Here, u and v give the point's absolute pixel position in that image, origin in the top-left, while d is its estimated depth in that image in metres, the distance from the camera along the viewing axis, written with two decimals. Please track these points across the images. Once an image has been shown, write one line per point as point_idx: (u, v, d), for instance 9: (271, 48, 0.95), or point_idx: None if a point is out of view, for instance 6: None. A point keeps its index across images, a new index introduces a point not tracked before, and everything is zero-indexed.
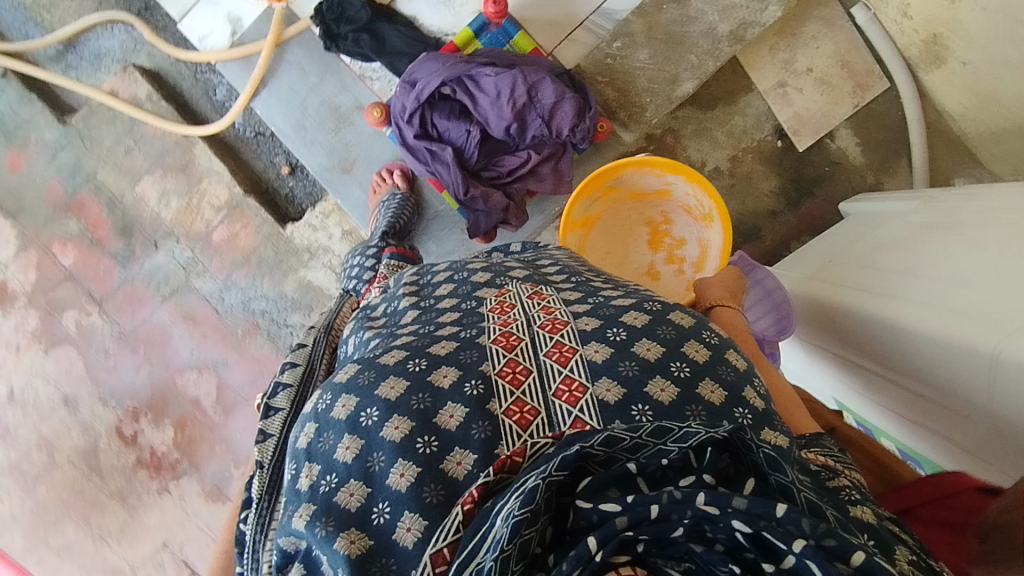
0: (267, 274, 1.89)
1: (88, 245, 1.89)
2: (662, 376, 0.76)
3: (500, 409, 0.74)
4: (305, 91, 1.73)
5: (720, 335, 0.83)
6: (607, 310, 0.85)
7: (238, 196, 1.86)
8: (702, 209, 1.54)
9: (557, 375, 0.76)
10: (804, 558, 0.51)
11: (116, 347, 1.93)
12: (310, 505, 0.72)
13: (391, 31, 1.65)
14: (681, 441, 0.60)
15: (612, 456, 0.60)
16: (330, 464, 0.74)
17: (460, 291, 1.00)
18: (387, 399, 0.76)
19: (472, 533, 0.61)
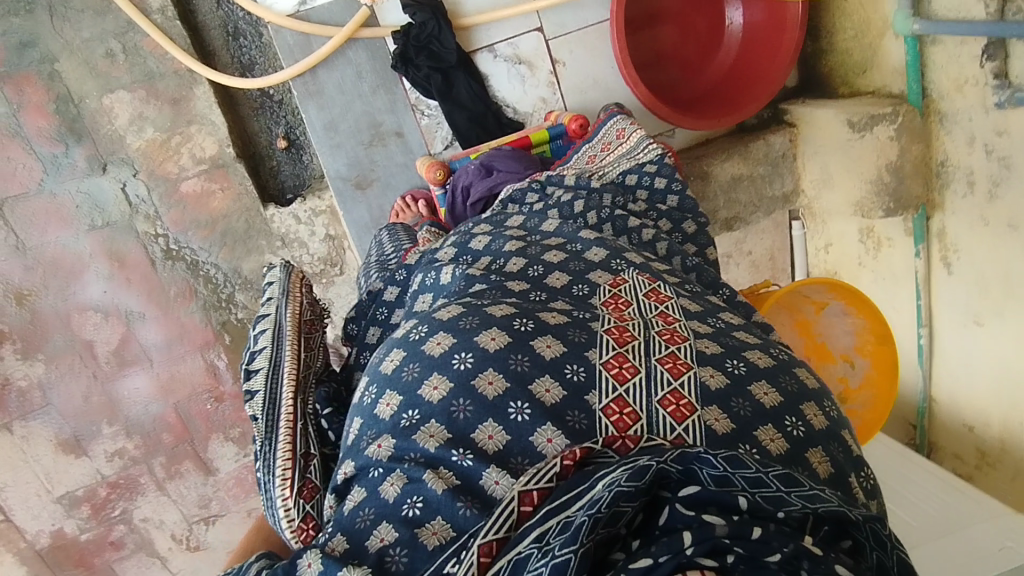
0: (228, 246, 1.75)
1: (11, 135, 1.56)
2: (774, 425, 0.71)
3: (597, 404, 0.72)
4: (353, 95, 1.63)
5: (837, 409, 0.79)
6: (728, 340, 0.81)
7: (228, 156, 1.69)
8: (829, 392, 1.41)
9: (665, 386, 0.72)
10: None
11: (5, 259, 1.63)
12: (391, 441, 0.71)
13: (464, 83, 1.66)
14: (803, 501, 0.59)
15: (729, 478, 0.59)
16: (420, 396, 0.74)
17: (572, 267, 0.97)
18: (485, 350, 0.76)
19: (565, 491, 0.61)
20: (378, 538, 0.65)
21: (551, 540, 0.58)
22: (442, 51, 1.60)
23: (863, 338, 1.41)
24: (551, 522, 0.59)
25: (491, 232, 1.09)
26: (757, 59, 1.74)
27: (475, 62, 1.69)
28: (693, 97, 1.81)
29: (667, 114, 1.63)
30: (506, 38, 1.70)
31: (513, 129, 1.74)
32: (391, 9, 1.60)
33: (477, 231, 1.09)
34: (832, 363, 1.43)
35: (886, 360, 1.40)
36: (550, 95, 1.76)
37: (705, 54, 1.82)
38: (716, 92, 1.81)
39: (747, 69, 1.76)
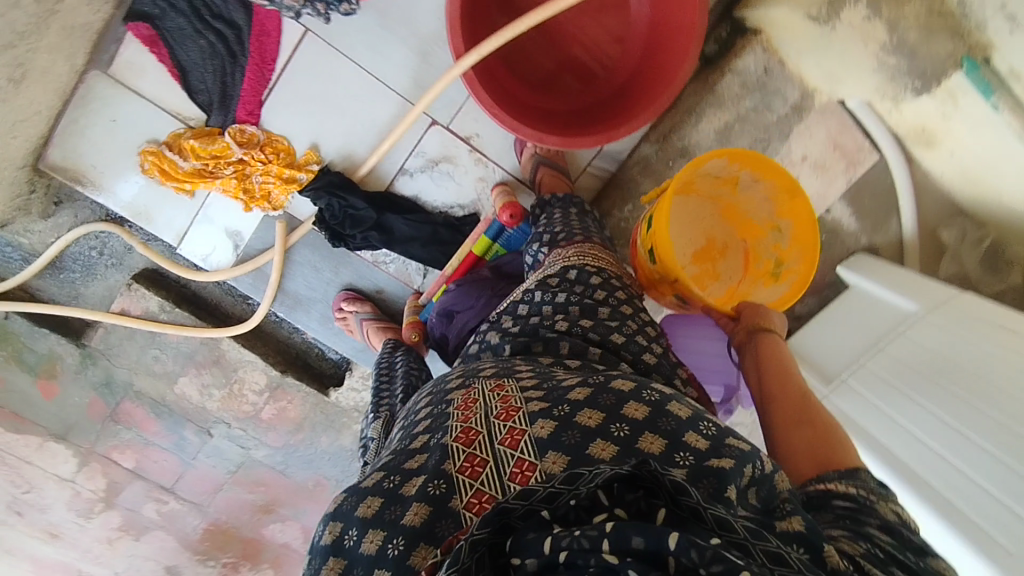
0: (323, 434, 2.03)
1: (145, 445, 1.96)
2: (603, 438, 0.78)
3: (461, 504, 0.73)
4: (323, 286, 1.74)
5: (659, 390, 0.85)
6: (554, 389, 0.85)
7: (277, 377, 1.93)
8: (767, 266, 1.55)
9: (510, 459, 0.76)
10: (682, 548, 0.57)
11: (200, 520, 2.09)
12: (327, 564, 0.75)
13: (399, 220, 1.64)
14: (589, 483, 0.65)
15: (532, 509, 0.65)
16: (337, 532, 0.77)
17: (436, 396, 0.95)
18: (364, 517, 0.75)
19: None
20: None
21: None
22: (361, 211, 1.60)
23: (777, 205, 1.49)
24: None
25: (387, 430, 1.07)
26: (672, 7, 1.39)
27: (397, 190, 1.66)
28: (625, 81, 1.54)
29: (580, 143, 1.43)
30: (410, 152, 1.62)
31: (471, 224, 1.71)
32: (301, 202, 1.64)
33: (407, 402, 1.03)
34: (761, 236, 1.54)
35: (802, 215, 1.45)
36: (485, 172, 1.66)
37: (618, 27, 1.52)
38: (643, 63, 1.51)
39: (666, 25, 1.42)
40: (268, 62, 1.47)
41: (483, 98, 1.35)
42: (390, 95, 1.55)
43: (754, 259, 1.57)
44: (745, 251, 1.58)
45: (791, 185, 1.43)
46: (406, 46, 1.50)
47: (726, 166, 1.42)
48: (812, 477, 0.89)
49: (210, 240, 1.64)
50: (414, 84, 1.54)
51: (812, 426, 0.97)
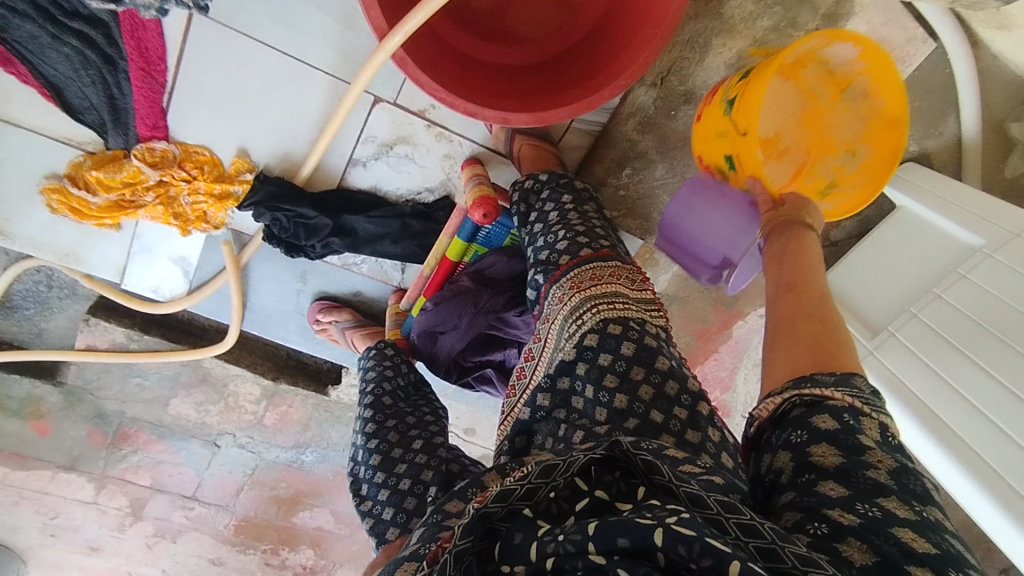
0: (332, 429, 1.94)
1: (156, 463, 1.92)
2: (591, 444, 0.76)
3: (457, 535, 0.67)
4: (293, 296, 1.55)
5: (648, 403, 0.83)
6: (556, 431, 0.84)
7: (270, 386, 1.80)
8: (818, 183, 1.22)
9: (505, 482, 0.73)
10: (662, 549, 0.56)
11: (230, 518, 2.10)
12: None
13: (361, 221, 1.40)
14: (565, 473, 0.72)
15: (512, 509, 0.69)
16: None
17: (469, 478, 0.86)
18: None
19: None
20: None
21: None
22: (312, 219, 1.36)
23: (869, 127, 1.17)
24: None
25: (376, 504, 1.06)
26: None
27: (350, 184, 1.40)
28: (603, 12, 1.20)
29: (556, 114, 1.11)
30: (357, 140, 1.33)
31: (444, 208, 1.46)
32: (245, 216, 1.41)
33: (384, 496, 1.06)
34: (831, 154, 1.22)
35: (893, 146, 1.15)
36: (450, 148, 1.38)
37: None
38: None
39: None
40: (154, 62, 1.16)
41: (422, 79, 1.04)
42: (317, 76, 1.24)
43: (805, 172, 1.23)
44: (801, 163, 1.23)
45: (903, 115, 1.12)
46: (322, 12, 1.17)
47: (852, 56, 1.11)
48: (802, 375, 0.82)
49: (157, 270, 1.45)
50: (342, 58, 1.23)
51: (822, 325, 0.89)
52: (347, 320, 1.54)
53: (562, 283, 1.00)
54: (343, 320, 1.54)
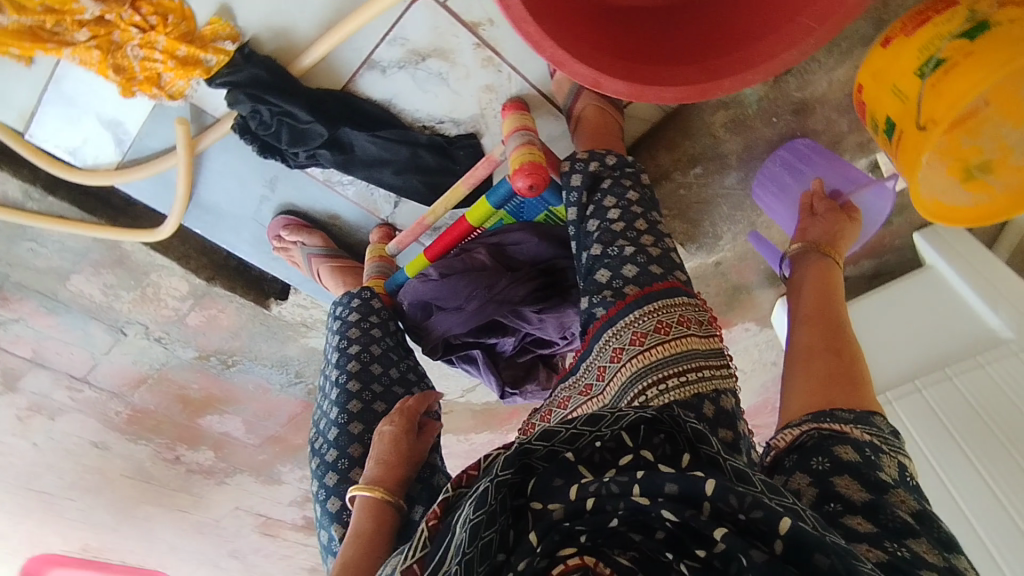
0: (264, 343, 1.70)
1: (42, 337, 1.62)
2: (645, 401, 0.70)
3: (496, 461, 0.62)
4: (254, 201, 1.26)
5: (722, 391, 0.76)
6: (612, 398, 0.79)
7: (200, 286, 1.51)
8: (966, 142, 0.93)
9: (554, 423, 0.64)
10: (720, 530, 0.50)
11: (125, 407, 1.85)
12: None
13: (364, 139, 1.12)
14: (612, 425, 0.61)
15: (554, 450, 0.60)
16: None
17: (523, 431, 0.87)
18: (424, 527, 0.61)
19: (441, 540, 0.57)
20: None
21: None
22: (302, 121, 1.06)
23: None
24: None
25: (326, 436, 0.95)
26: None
27: (360, 89, 1.09)
28: None
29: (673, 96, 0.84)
30: (384, 39, 1.03)
31: (463, 147, 1.19)
32: (211, 94, 1.08)
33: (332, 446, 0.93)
34: None
35: None
36: (494, 80, 1.10)
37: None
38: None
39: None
40: None
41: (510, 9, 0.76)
42: None
43: None
44: None
45: None
46: None
47: None
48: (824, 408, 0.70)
49: (79, 130, 1.10)
50: None
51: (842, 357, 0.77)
52: (317, 246, 1.28)
53: (618, 325, 0.83)
54: (313, 247, 1.27)
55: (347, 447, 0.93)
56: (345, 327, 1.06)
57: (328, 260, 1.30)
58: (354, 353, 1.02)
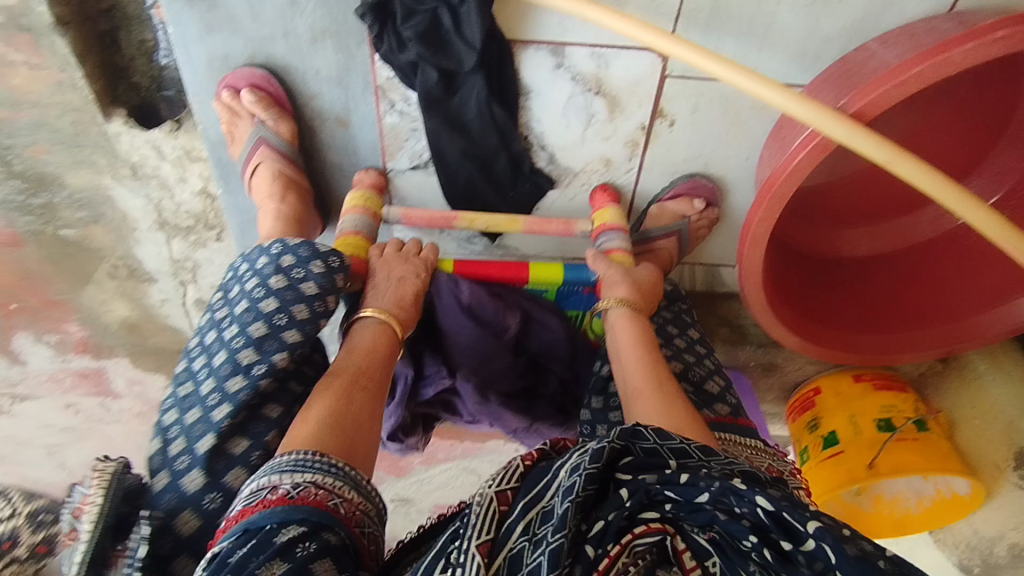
0: (41, 144, 1.07)
1: None
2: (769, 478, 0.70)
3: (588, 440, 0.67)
4: (271, 30, 0.84)
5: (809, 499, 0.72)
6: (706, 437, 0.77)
7: (38, 17, 0.92)
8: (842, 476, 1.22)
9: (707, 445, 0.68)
10: (819, 537, 0.53)
11: None
12: (246, 512, 0.61)
13: (479, 100, 0.87)
14: (723, 465, 0.62)
15: (658, 450, 0.62)
16: (277, 479, 0.63)
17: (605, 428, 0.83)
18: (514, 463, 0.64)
19: (536, 483, 0.61)
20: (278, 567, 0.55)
21: (536, 530, 0.57)
22: (462, 31, 0.78)
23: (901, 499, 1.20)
24: (530, 515, 0.59)
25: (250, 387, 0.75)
26: (973, 279, 0.98)
27: (518, 55, 0.86)
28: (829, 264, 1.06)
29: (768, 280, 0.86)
30: (594, 44, 0.85)
31: (530, 182, 1.01)
32: None
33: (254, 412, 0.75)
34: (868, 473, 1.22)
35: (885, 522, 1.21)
36: (619, 160, 0.98)
37: (900, 205, 1.01)
38: (874, 268, 1.06)
39: (942, 278, 1.01)
40: None
41: (770, 194, 0.77)
42: None
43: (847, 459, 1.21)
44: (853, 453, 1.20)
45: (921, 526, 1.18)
46: None
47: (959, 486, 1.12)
48: None
49: None
50: None
51: None
52: (277, 135, 0.90)
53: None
54: (271, 133, 0.90)
55: (221, 481, 0.72)
56: (293, 298, 0.78)
57: (276, 159, 0.92)
58: (287, 342, 0.77)
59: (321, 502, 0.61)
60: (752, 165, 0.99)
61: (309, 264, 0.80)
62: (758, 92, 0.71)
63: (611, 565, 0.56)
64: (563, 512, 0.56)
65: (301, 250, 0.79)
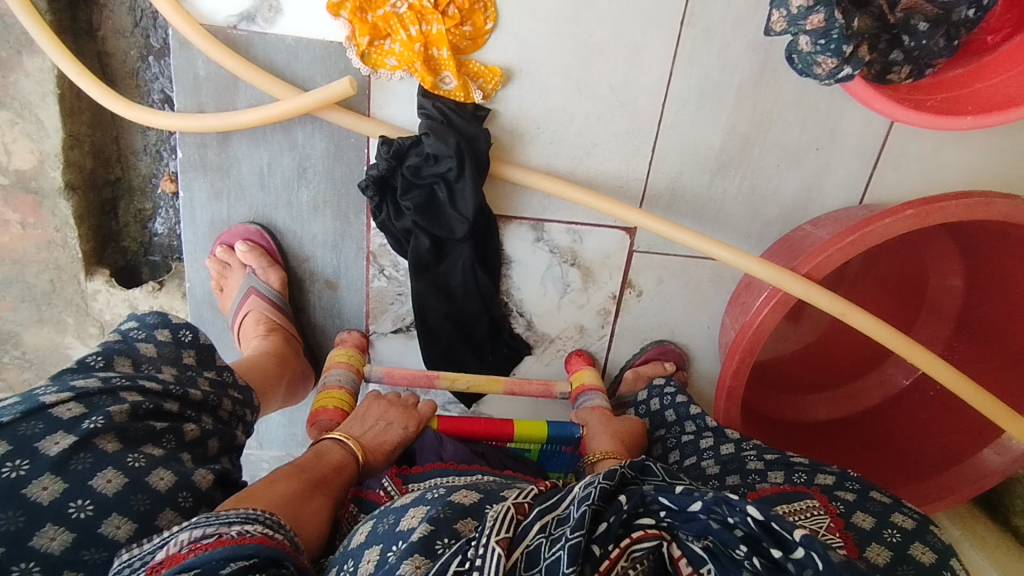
0: (6, 301, 1.05)
1: None
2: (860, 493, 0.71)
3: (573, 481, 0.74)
4: (279, 196, 0.91)
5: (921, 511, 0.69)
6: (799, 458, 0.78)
7: (48, 180, 0.97)
8: None
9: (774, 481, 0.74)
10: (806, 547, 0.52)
11: None
12: (179, 556, 0.56)
13: (465, 266, 0.94)
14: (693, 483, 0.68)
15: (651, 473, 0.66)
16: (225, 525, 0.59)
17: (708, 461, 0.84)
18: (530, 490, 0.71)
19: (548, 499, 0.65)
20: None
21: (553, 530, 0.59)
22: (453, 201, 0.86)
23: None
24: (547, 519, 0.61)
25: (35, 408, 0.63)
26: (945, 423, 1.00)
27: (504, 228, 0.96)
28: (805, 427, 1.09)
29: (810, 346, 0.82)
30: (571, 222, 0.96)
31: (508, 347, 1.04)
32: (399, 98, 0.86)
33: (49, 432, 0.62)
34: None
35: None
36: (593, 327, 1.04)
37: (860, 364, 1.10)
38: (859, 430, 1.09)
39: (908, 437, 1.04)
40: None
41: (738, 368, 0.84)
42: (641, 153, 0.93)
43: None
44: None
45: None
46: (723, 138, 0.92)
47: None
48: None
49: None
50: (674, 178, 0.94)
51: None
52: (269, 290, 0.93)
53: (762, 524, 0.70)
54: (263, 284, 0.92)
55: None
56: (117, 348, 0.74)
57: (263, 314, 0.93)
58: (87, 376, 0.68)
59: (273, 540, 0.60)
60: (713, 333, 1.07)
61: (152, 330, 0.79)
62: (717, 254, 0.80)
63: (610, 567, 0.58)
64: (579, 516, 0.58)
65: (146, 316, 0.79)
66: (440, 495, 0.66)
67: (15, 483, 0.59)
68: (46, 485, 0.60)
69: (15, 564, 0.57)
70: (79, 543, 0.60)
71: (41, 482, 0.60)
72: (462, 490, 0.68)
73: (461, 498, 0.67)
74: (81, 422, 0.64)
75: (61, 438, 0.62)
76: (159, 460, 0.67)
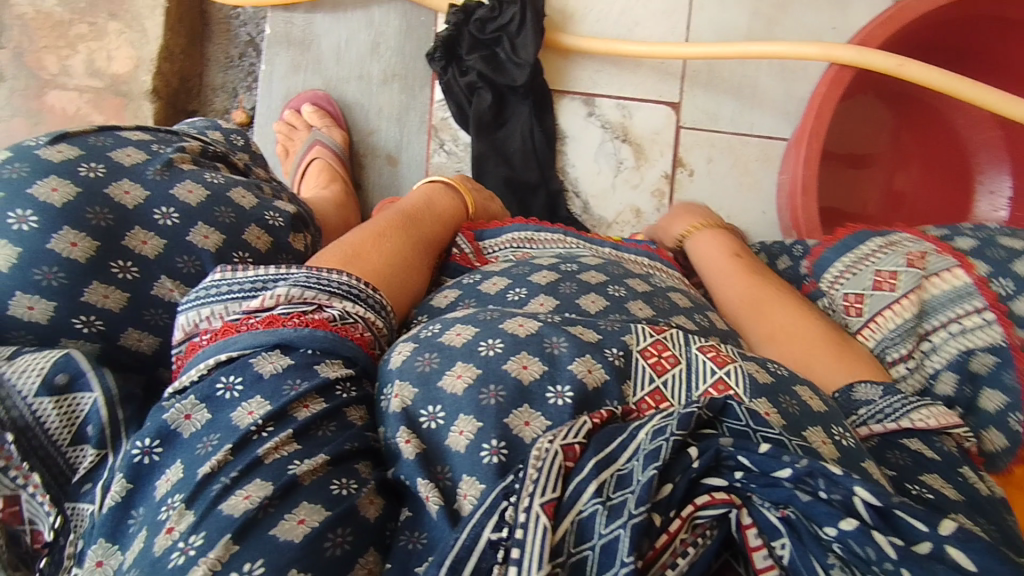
0: None
1: None
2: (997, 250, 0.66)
3: (636, 346, 0.50)
4: (353, 70, 1.00)
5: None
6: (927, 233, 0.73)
7: (138, 84, 1.06)
8: None
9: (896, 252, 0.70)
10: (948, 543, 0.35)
11: None
12: (275, 319, 0.47)
13: (524, 126, 0.99)
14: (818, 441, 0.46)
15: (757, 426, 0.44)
16: (326, 296, 0.49)
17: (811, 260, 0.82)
18: (578, 341, 0.48)
19: (605, 443, 0.41)
20: (273, 444, 0.42)
21: (609, 495, 0.38)
22: (517, 54, 0.94)
23: None
24: (603, 475, 0.39)
25: (109, 141, 0.56)
26: None
27: (558, 101, 1.04)
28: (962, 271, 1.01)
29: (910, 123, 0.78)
30: (618, 96, 1.04)
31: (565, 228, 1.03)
32: None
33: (126, 148, 0.56)
34: None
35: None
36: (649, 207, 1.05)
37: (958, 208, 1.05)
38: None
39: None
40: None
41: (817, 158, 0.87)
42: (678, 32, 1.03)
43: None
44: None
45: None
46: None
47: None
48: None
49: None
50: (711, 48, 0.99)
51: None
52: (332, 142, 0.94)
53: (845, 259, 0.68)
54: (327, 137, 0.94)
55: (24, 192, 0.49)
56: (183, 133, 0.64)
57: (329, 162, 0.94)
58: (148, 132, 0.60)
59: (371, 340, 0.51)
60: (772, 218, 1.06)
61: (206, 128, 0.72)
62: (795, 51, 0.83)
63: (668, 542, 0.39)
64: (644, 487, 0.38)
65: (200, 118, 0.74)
66: (498, 354, 0.47)
67: (94, 182, 0.51)
68: (127, 190, 0.52)
69: (108, 262, 0.50)
70: (172, 249, 0.53)
71: (120, 186, 0.52)
72: (516, 356, 0.47)
73: (517, 372, 0.46)
74: (152, 146, 0.58)
75: (133, 153, 0.55)
76: (238, 183, 0.60)
